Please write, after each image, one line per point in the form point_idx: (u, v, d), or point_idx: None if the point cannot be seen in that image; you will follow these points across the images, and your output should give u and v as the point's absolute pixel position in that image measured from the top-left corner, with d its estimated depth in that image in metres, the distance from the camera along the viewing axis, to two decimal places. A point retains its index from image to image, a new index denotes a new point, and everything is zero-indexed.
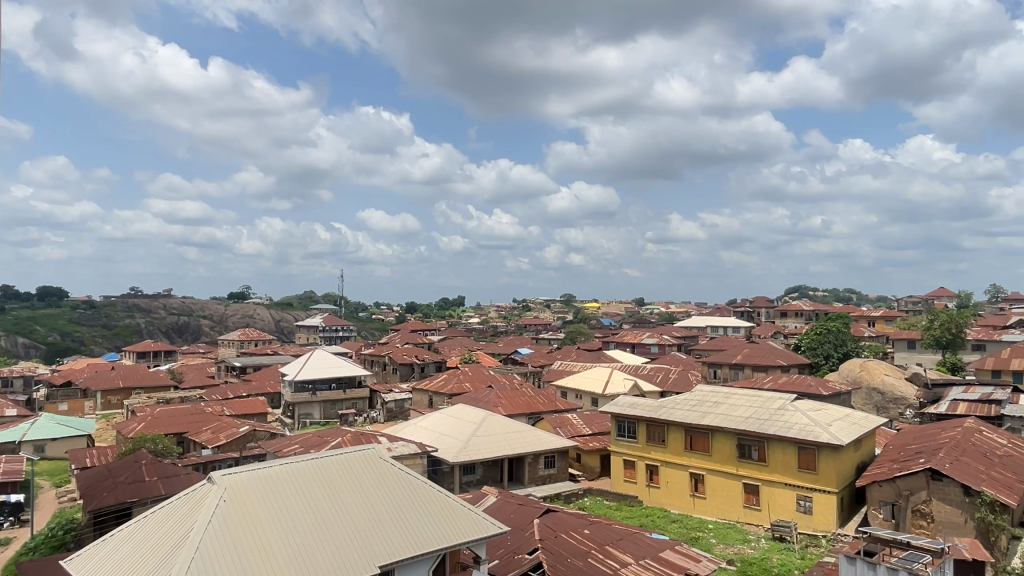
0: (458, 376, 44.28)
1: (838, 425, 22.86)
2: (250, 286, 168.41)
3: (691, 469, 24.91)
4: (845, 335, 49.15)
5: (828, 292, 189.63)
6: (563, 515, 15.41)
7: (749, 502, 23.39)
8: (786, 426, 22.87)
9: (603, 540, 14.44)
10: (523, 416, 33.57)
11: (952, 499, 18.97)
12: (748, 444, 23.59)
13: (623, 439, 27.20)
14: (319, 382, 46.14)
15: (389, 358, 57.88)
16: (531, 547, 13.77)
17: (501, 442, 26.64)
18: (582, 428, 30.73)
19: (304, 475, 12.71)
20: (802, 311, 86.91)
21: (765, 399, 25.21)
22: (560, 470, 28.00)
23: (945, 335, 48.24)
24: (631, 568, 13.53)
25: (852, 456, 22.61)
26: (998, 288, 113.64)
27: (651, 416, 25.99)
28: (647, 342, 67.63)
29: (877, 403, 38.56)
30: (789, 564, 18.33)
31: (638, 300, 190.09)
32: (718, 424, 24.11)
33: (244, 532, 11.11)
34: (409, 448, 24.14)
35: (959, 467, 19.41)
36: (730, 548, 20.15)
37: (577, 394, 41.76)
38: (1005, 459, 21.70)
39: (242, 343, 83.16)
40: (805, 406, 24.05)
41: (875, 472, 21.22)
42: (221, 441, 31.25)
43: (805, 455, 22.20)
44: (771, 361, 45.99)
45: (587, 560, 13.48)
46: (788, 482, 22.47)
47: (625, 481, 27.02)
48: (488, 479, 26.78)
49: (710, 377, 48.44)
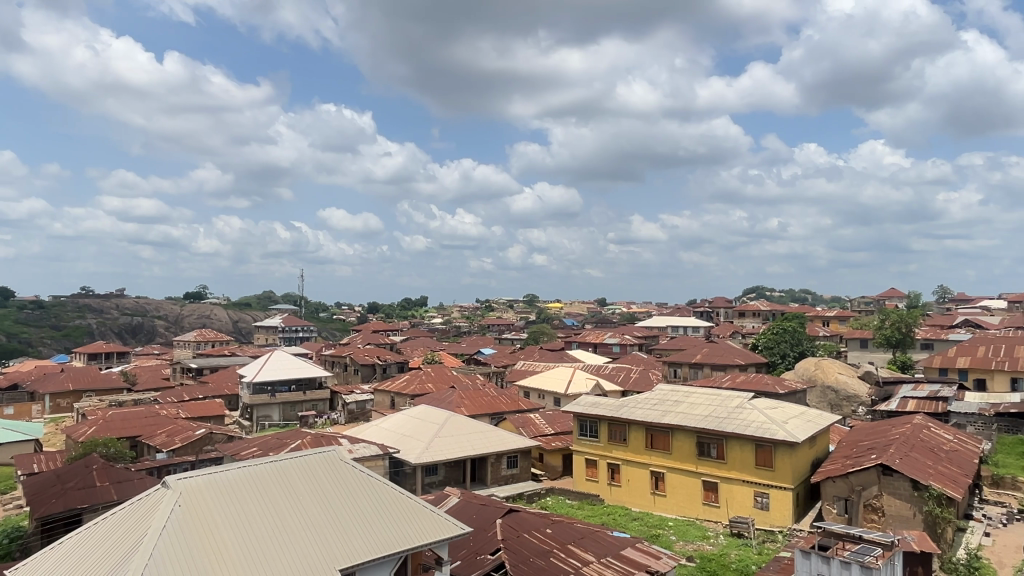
0: (421, 377, 44.09)
1: (793, 423, 23.40)
2: (207, 286, 164.72)
3: (652, 467, 25.20)
4: (800, 335, 50.31)
5: (786, 293, 194.26)
6: (525, 514, 15.44)
7: (708, 499, 23.77)
8: (744, 424, 23.31)
9: (565, 539, 14.52)
10: (486, 416, 33.57)
11: (902, 493, 19.56)
12: (707, 442, 23.97)
13: (585, 438, 27.40)
14: (279, 384, 45.39)
15: (351, 358, 57.25)
16: (494, 547, 13.78)
17: (463, 442, 26.59)
18: (544, 428, 30.83)
19: (262, 478, 12.52)
20: (759, 311, 88.75)
21: (724, 398, 25.65)
22: (523, 470, 28.07)
23: (896, 334, 49.76)
24: (593, 566, 13.65)
25: (807, 453, 23.18)
26: (945, 288, 117.61)
27: (613, 416, 26.21)
28: (609, 342, 68.25)
29: (831, 401, 39.60)
30: (747, 559, 18.72)
31: (600, 300, 191.85)
32: (678, 422, 24.47)
33: (201, 538, 10.89)
34: (371, 450, 23.95)
35: (908, 462, 20.04)
36: (690, 544, 20.48)
37: (540, 394, 41.89)
38: (951, 453, 22.52)
39: (198, 344, 81.33)
40: (762, 404, 24.56)
41: (829, 468, 21.76)
42: (176, 444, 30.56)
43: (762, 452, 22.66)
44: (729, 360, 46.84)
45: (550, 559, 13.55)
46: (745, 479, 22.93)
47: (586, 480, 27.22)
48: (450, 480, 26.70)
49: (670, 376, 49.12)
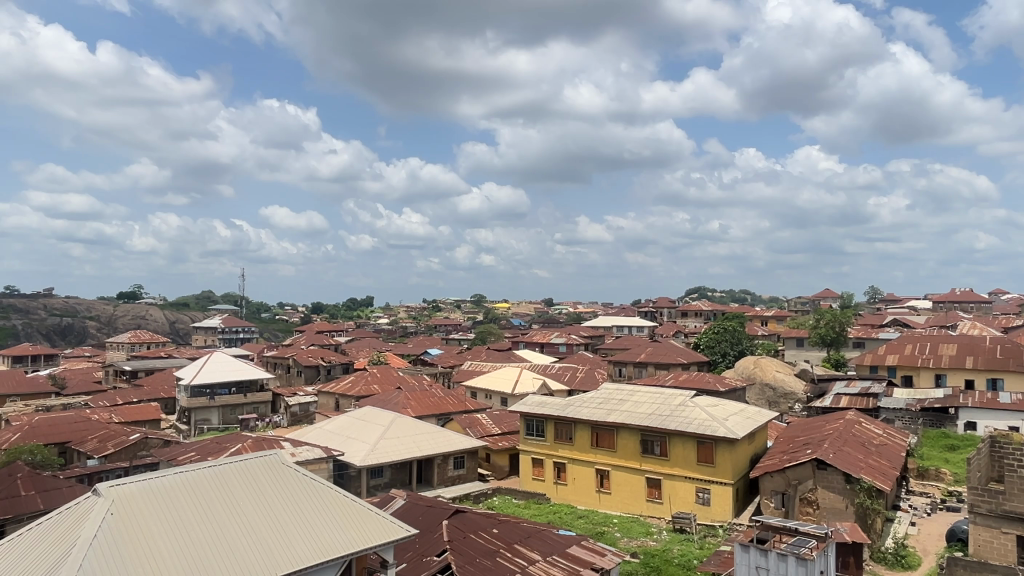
0: (366, 377, 43.58)
1: (733, 420, 24.05)
2: (142, 286, 158.92)
3: (597, 465, 25.51)
4: (740, 334, 51.74)
5: (727, 294, 199.71)
6: (472, 514, 15.43)
7: (652, 495, 24.22)
8: (686, 422, 23.84)
9: (511, 539, 14.57)
10: (432, 416, 33.40)
11: (836, 486, 20.31)
12: (651, 439, 24.41)
13: (531, 438, 27.54)
14: (218, 386, 44.09)
15: (294, 359, 56.11)
16: (440, 549, 13.70)
17: (409, 443, 26.40)
18: (491, 428, 30.84)
19: (200, 483, 12.17)
20: (701, 311, 90.90)
21: (667, 396, 26.18)
22: (470, 470, 28.03)
23: (830, 333, 51.67)
24: (539, 565, 13.74)
25: (746, 449, 23.85)
26: (876, 289, 122.21)
27: (558, 415, 26.44)
28: (555, 342, 68.78)
29: (769, 398, 40.86)
30: (689, 554, 19.13)
31: (547, 299, 193.42)
32: (623, 421, 24.83)
33: (135, 547, 10.49)
34: (314, 453, 23.54)
35: (841, 456, 20.83)
36: (634, 541, 20.81)
37: (487, 394, 41.91)
38: (881, 447, 23.53)
39: (132, 345, 78.32)
40: (703, 402, 25.17)
41: (767, 463, 22.44)
42: (108, 450, 29.37)
43: (704, 449, 23.20)
44: (673, 359, 47.83)
45: (496, 559, 13.58)
46: (687, 475, 23.43)
47: (533, 480, 27.36)
48: (396, 482, 26.46)
49: (615, 376, 49.81)
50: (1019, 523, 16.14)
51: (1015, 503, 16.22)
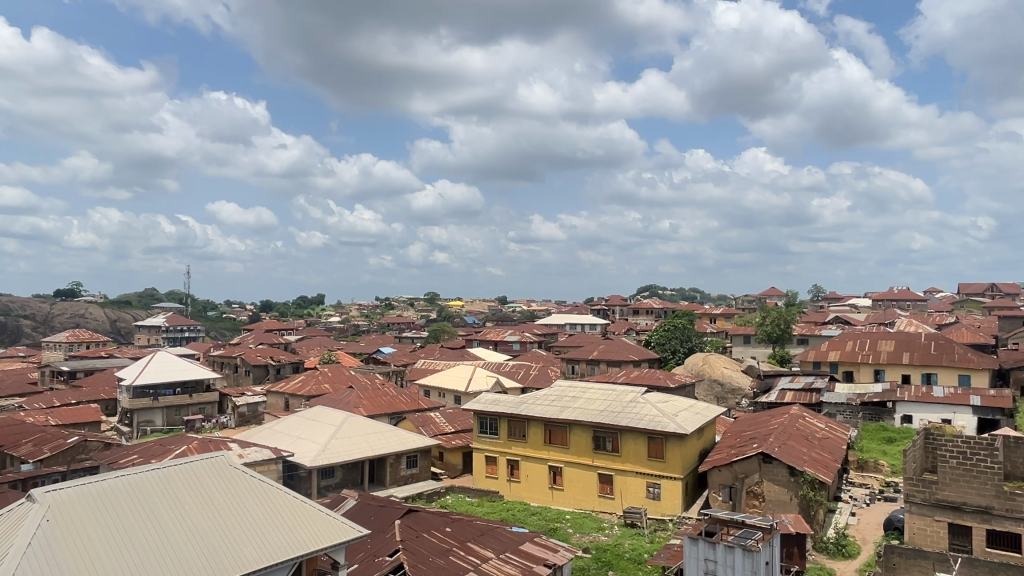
0: (317, 377, 42.92)
1: (683, 416, 24.53)
2: (81, 283, 152.84)
3: (550, 462, 25.70)
4: (690, 331, 52.78)
5: (680, 292, 203.75)
6: (425, 514, 15.35)
7: (603, 491, 24.52)
8: (638, 418, 24.22)
9: (463, 537, 14.57)
10: (385, 416, 33.10)
11: (780, 479, 20.89)
12: (602, 436, 24.70)
13: (485, 435, 27.53)
14: (162, 387, 42.83)
15: (241, 359, 54.84)
16: (392, 549, 13.60)
17: (361, 443, 26.13)
18: (444, 427, 30.72)
19: (143, 487, 11.81)
20: (652, 309, 92.31)
21: (619, 392, 26.53)
22: (422, 469, 27.90)
23: (775, 330, 53.20)
24: (492, 563, 13.78)
25: (695, 443, 24.34)
26: (819, 288, 124.91)
27: (512, 412, 26.50)
28: (509, 340, 68.92)
29: (717, 394, 41.76)
30: (640, 548, 19.44)
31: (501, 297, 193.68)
32: (575, 418, 25.07)
33: (74, 555, 10.12)
34: (263, 454, 23.06)
35: (786, 450, 21.44)
36: (586, 536, 21.06)
37: (440, 392, 41.72)
38: (823, 441, 24.32)
39: (70, 345, 75.35)
40: (654, 398, 25.59)
41: (716, 457, 22.94)
42: (44, 454, 28.22)
43: (654, 444, 23.58)
44: (624, 357, 48.48)
45: (449, 558, 13.55)
46: (638, 470, 23.79)
47: (486, 477, 27.34)
48: (348, 482, 26.12)
49: (568, 373, 50.20)
50: (951, 511, 16.90)
51: (947, 492, 16.96)
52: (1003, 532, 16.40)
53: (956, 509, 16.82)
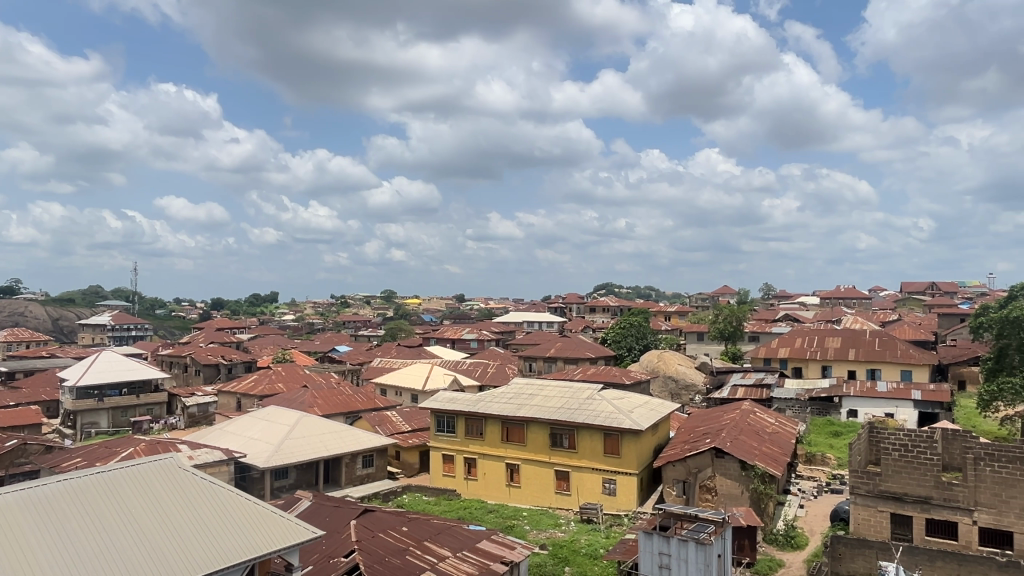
0: (270, 376, 42.13)
1: (638, 412, 24.88)
2: (20, 279, 146.80)
3: (507, 460, 25.77)
4: (645, 329, 53.53)
5: (636, 290, 206.28)
6: (381, 513, 15.22)
7: (560, 488, 24.70)
8: (594, 414, 24.46)
9: (420, 536, 14.49)
10: (340, 415, 32.69)
11: (732, 473, 21.35)
12: (559, 433, 24.85)
13: (442, 434, 27.40)
14: (107, 387, 41.53)
15: (191, 358, 53.49)
16: (347, 550, 13.45)
17: (316, 443, 25.77)
18: (401, 426, 30.52)
19: (87, 491, 11.45)
20: (608, 306, 93.29)
21: (576, 390, 26.74)
22: (379, 469, 27.68)
23: (728, 328, 54.30)
24: (449, 561, 13.74)
25: (650, 439, 24.70)
26: (769, 288, 127.42)
27: (469, 410, 26.47)
28: (467, 338, 68.81)
29: (671, 390, 42.41)
30: (595, 544, 19.66)
31: (458, 295, 192.98)
32: (532, 415, 25.17)
33: (11, 562, 9.74)
34: (214, 456, 22.54)
35: (737, 445, 21.90)
36: (542, 533, 21.20)
37: (396, 391, 41.41)
38: (773, 435, 24.93)
39: (9, 344, 72.33)
40: (610, 395, 25.88)
41: (670, 453, 23.33)
42: None
43: (610, 441, 23.85)
44: (581, 354, 48.86)
45: (405, 557, 13.46)
46: (594, 466, 24.04)
47: (443, 476, 27.25)
48: (302, 483, 25.75)
49: (525, 370, 50.38)
50: (893, 501, 17.54)
51: (890, 483, 17.58)
52: (941, 520, 17.09)
53: (898, 500, 17.46)
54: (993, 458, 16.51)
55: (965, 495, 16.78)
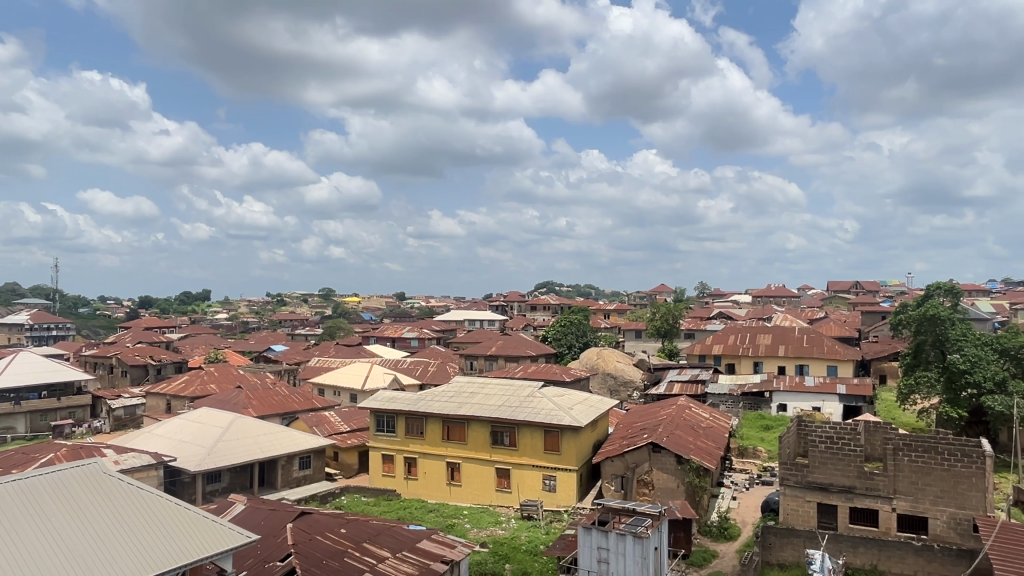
0: (202, 377, 40.79)
1: (577, 409, 25.20)
2: None
3: (447, 459, 25.70)
4: (585, 326, 54.27)
5: (576, 288, 208.66)
6: (318, 516, 14.96)
7: (501, 485, 24.79)
8: (534, 412, 24.64)
9: (360, 537, 14.31)
10: (276, 416, 31.94)
11: (668, 467, 21.85)
12: (500, 431, 24.92)
13: (382, 434, 27.06)
14: (25, 390, 39.40)
15: (117, 359, 51.26)
16: (284, 553, 13.19)
17: (250, 445, 25.11)
18: (339, 426, 30.06)
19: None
20: (549, 305, 94.11)
21: (516, 388, 26.87)
22: (316, 470, 27.17)
23: (664, 325, 55.62)
24: (388, 562, 13.62)
25: (589, 435, 25.03)
26: (704, 287, 129.57)
27: (409, 410, 26.24)
28: (407, 337, 68.37)
29: (610, 386, 43.11)
30: (535, 540, 19.82)
31: (398, 292, 191.24)
32: (473, 414, 25.16)
33: None
34: (141, 460, 21.68)
35: (673, 440, 22.42)
36: (483, 531, 21.26)
37: (335, 391, 40.72)
38: (707, 429, 25.65)
39: None
40: (550, 392, 26.13)
41: (609, 449, 23.68)
42: None
43: (550, 438, 24.07)
44: (522, 352, 49.16)
45: (344, 559, 13.26)
46: (535, 464, 24.23)
47: (382, 476, 26.96)
48: (236, 486, 25.06)
49: (466, 369, 50.32)
50: (819, 491, 18.28)
51: (817, 474, 18.32)
52: (863, 508, 17.93)
53: (824, 490, 18.22)
54: (910, 448, 17.42)
55: (886, 483, 17.65)
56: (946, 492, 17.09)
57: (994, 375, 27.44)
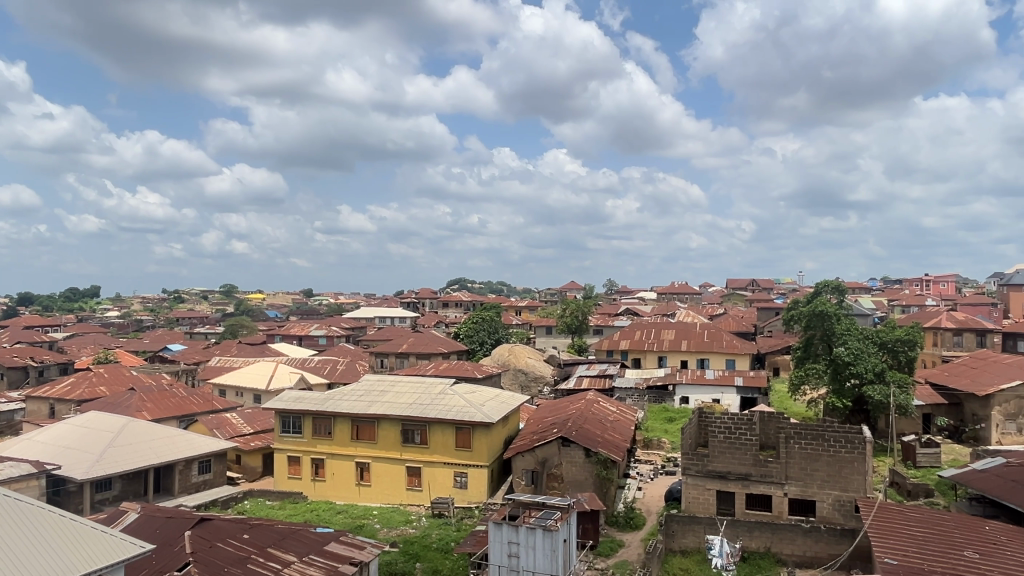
0: (91, 379, 38.23)
1: (489, 405, 25.33)
2: None
3: (356, 458, 25.24)
4: (497, 323, 54.57)
5: (489, 286, 209.02)
6: (219, 522, 14.35)
7: (411, 484, 24.59)
8: (446, 409, 24.58)
9: (263, 542, 13.83)
10: (173, 419, 30.43)
11: (577, 460, 22.31)
12: (411, 429, 24.72)
13: (287, 435, 26.24)
14: None
15: None
16: (181, 562, 12.58)
17: (144, 451, 23.75)
18: (242, 428, 28.99)
19: None
20: (461, 301, 94.07)
21: (427, 385, 26.75)
22: (217, 474, 26.07)
23: (574, 321, 56.95)
24: (294, 567, 13.24)
25: (500, 432, 25.21)
26: (612, 284, 132.82)
27: (317, 409, 25.55)
28: (315, 335, 66.62)
29: (522, 382, 43.50)
30: (446, 537, 19.80)
31: (306, 290, 185.83)
32: (383, 412, 24.79)
33: None
34: (21, 470, 20.09)
35: (582, 434, 22.92)
36: (393, 531, 21.03)
37: (237, 391, 39.15)
38: (614, 423, 26.40)
39: None
40: (461, 389, 26.16)
41: (519, 444, 23.91)
42: None
43: (462, 434, 24.09)
44: (433, 349, 48.89)
45: (246, 566, 12.79)
46: (446, 461, 24.17)
47: (288, 478, 26.17)
48: (128, 494, 23.64)
49: (376, 367, 49.51)
50: (718, 479, 19.17)
51: (716, 463, 19.21)
52: (758, 494, 18.94)
53: (723, 478, 19.12)
54: (801, 436, 18.57)
55: (778, 470, 18.72)
56: (832, 476, 18.29)
57: (874, 366, 29.47)
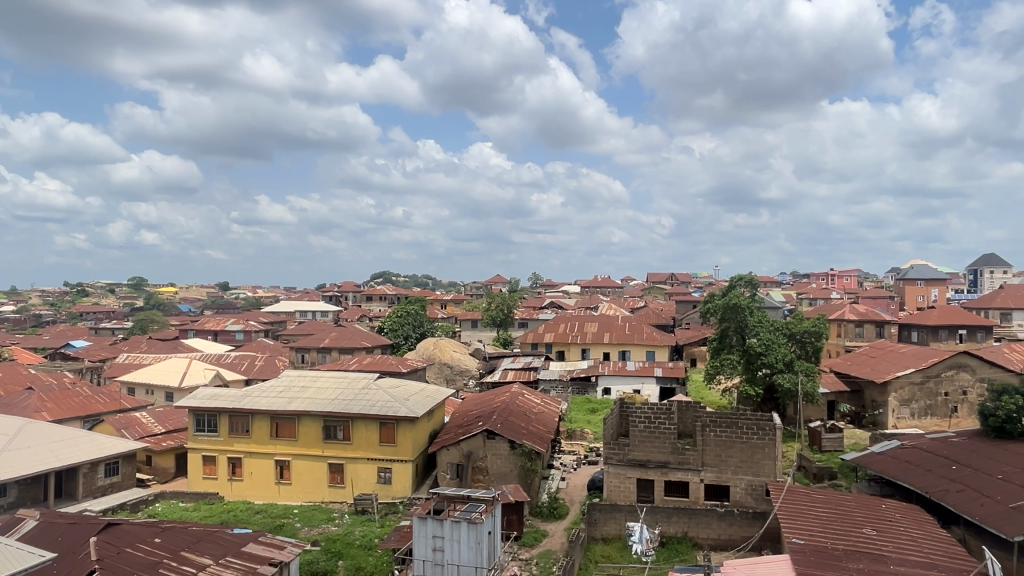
0: None
1: (414, 399, 25.16)
2: None
3: (275, 456, 24.56)
4: (422, 317, 54.26)
5: (413, 279, 207.10)
6: (128, 526, 13.67)
7: (334, 481, 24.16)
8: (369, 404, 24.25)
9: (176, 546, 13.27)
10: (77, 420, 28.73)
11: (502, 453, 22.46)
12: (333, 425, 24.25)
13: (202, 434, 25.22)
14: None
15: None
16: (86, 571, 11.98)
17: (44, 453, 22.34)
18: (153, 428, 27.75)
19: None
20: (386, 295, 92.89)
21: (350, 379, 26.31)
22: (125, 477, 24.83)
23: (499, 315, 57.22)
24: (210, 570, 12.78)
25: (425, 426, 25.07)
26: (536, 279, 134.11)
27: (233, 407, 24.67)
28: (231, 330, 64.38)
29: (447, 376, 43.35)
30: (370, 534, 19.57)
31: (222, 283, 179.07)
32: (304, 408, 24.20)
33: None
34: None
35: (506, 426, 23.07)
36: (314, 529, 20.58)
37: (147, 389, 37.34)
38: (539, 414, 26.73)
39: None
40: (385, 384, 25.87)
41: (444, 438, 23.85)
42: None
43: (386, 429, 23.82)
44: (356, 344, 48.02)
45: (158, 571, 12.25)
46: (370, 457, 23.85)
47: (203, 479, 25.22)
48: (26, 500, 22.11)
49: (297, 362, 48.24)
50: (639, 468, 19.72)
51: (637, 451, 19.74)
52: (675, 481, 19.60)
53: (643, 466, 19.68)
54: (716, 424, 19.33)
55: (695, 457, 19.43)
56: (745, 462, 19.12)
57: (784, 357, 30.96)
